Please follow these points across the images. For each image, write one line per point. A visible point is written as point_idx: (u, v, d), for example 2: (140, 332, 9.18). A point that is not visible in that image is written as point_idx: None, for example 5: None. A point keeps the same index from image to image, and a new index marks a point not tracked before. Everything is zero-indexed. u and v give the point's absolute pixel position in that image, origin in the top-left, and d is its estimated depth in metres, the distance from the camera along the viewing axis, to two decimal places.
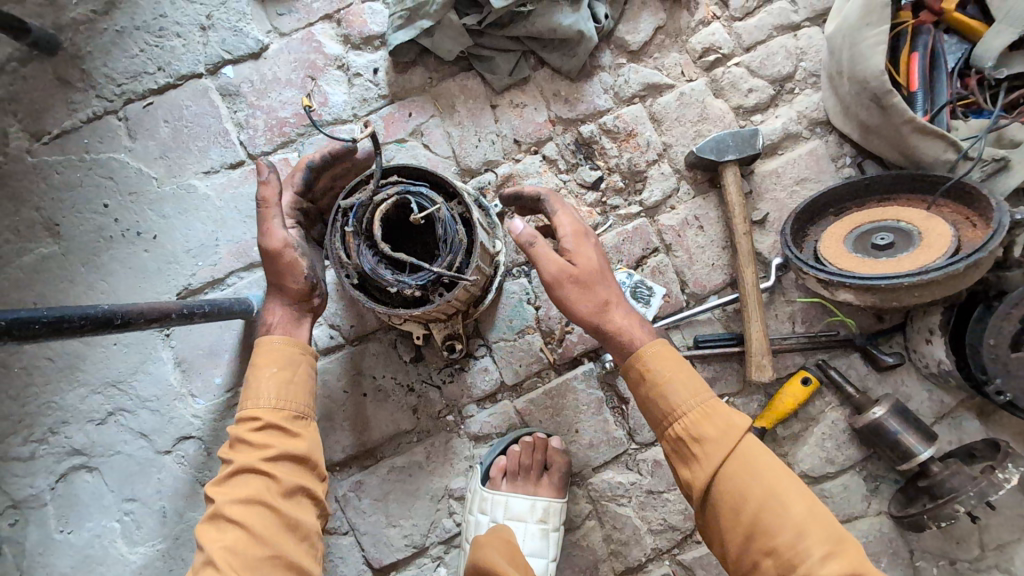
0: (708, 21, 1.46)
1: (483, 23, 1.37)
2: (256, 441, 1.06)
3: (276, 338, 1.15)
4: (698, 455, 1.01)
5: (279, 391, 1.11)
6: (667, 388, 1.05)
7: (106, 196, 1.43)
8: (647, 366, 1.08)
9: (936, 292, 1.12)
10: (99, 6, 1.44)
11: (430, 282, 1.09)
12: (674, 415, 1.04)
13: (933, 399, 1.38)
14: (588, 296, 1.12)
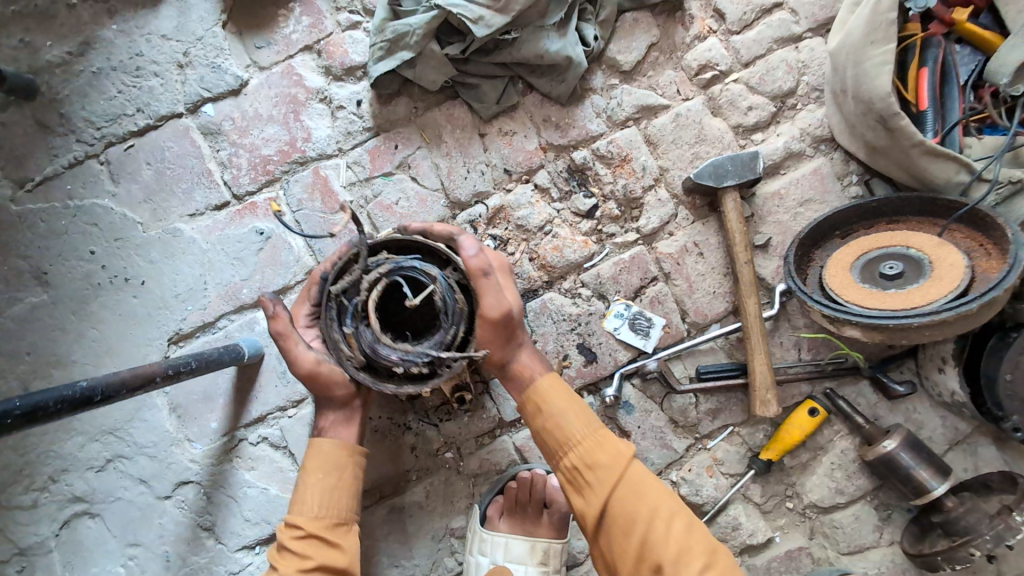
0: (704, 36, 1.39)
1: (468, 51, 1.29)
2: (298, 551, 1.06)
3: (326, 445, 1.13)
4: (590, 483, 1.04)
5: (325, 498, 1.10)
6: (560, 417, 1.08)
7: (92, 243, 1.40)
8: (541, 397, 1.10)
9: (947, 331, 1.06)
10: (74, 48, 1.40)
11: (434, 355, 1.05)
12: (569, 445, 1.06)
13: (946, 425, 1.33)
14: (510, 338, 1.11)
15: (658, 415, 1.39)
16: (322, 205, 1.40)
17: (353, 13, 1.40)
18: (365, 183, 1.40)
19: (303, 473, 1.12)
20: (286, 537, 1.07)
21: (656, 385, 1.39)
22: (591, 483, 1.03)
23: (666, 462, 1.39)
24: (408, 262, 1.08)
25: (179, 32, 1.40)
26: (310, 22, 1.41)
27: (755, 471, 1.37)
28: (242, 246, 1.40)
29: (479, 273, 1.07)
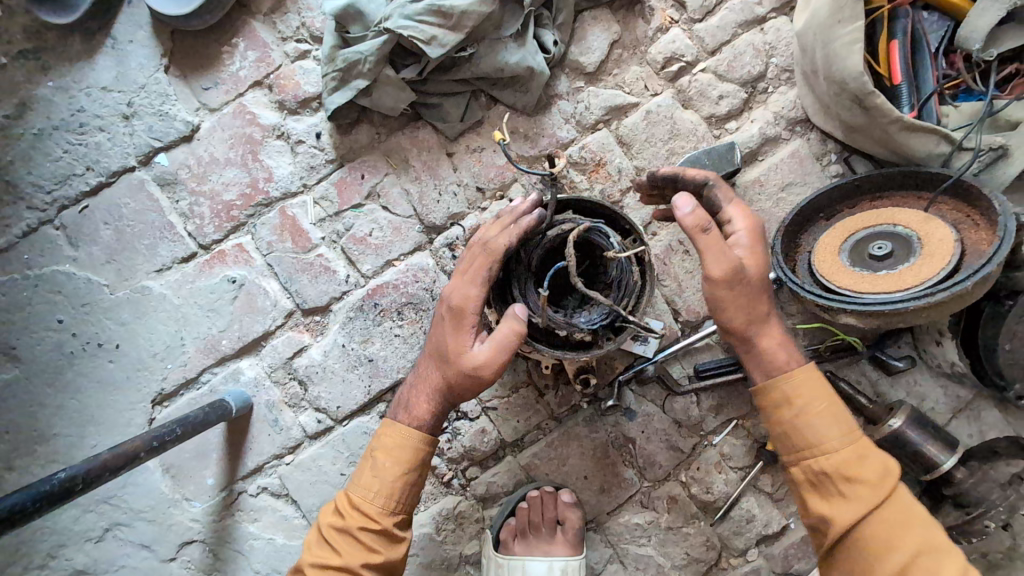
0: (666, 28, 1.34)
1: (425, 73, 1.24)
2: (353, 543, 0.96)
3: (422, 437, 1.00)
4: (841, 500, 0.95)
5: (393, 495, 0.98)
6: (813, 420, 0.98)
7: (58, 311, 1.34)
8: (783, 395, 1.00)
9: (941, 310, 1.06)
10: (10, 110, 1.33)
11: (603, 323, 1.00)
12: (821, 451, 0.97)
13: (948, 395, 1.32)
14: (749, 304, 1.01)
15: (661, 418, 1.37)
16: (294, 245, 1.35)
17: (301, 42, 1.34)
18: (336, 218, 1.35)
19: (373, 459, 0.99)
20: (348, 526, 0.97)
21: (655, 387, 1.37)
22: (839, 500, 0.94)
23: (674, 463, 1.38)
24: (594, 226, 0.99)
25: (119, 82, 1.33)
26: (257, 56, 1.34)
27: (764, 463, 1.37)
28: (216, 298, 1.35)
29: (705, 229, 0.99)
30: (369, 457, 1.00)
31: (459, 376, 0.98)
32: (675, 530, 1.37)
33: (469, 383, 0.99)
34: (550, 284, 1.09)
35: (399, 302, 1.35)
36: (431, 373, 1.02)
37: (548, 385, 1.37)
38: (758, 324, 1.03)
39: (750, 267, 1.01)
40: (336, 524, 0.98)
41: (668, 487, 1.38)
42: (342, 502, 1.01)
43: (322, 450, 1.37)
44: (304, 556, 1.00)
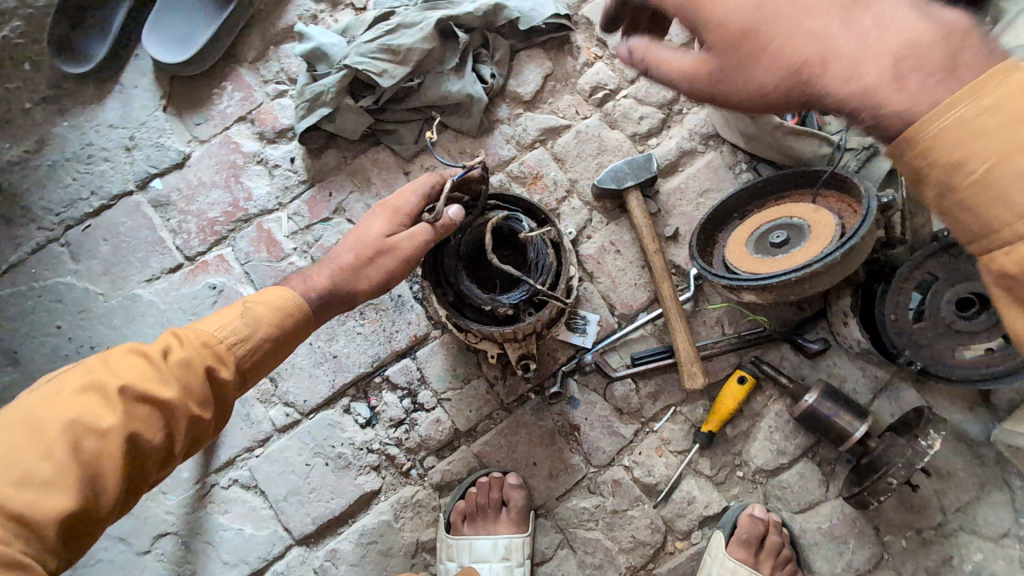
0: (592, 63, 1.56)
1: (380, 102, 1.45)
2: (185, 377, 0.87)
3: (308, 310, 1.00)
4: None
5: (253, 354, 0.94)
6: (1010, 170, 0.61)
7: (57, 318, 1.50)
8: (947, 153, 0.64)
9: (823, 279, 1.21)
10: (30, 146, 1.56)
11: (523, 299, 1.14)
12: (1015, 225, 0.62)
13: (867, 375, 1.41)
14: (783, 68, 0.74)
15: (604, 405, 1.47)
16: (268, 255, 1.52)
17: (280, 83, 1.57)
18: (306, 230, 1.53)
19: (251, 307, 0.95)
20: (192, 361, 0.88)
21: (595, 377, 1.48)
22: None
23: (617, 448, 1.46)
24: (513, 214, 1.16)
25: (124, 120, 1.56)
26: (242, 96, 1.57)
27: (700, 445, 1.44)
28: (197, 302, 1.51)
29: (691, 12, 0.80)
30: (243, 303, 0.96)
31: (371, 257, 1.05)
32: (621, 514, 1.44)
33: (379, 263, 1.05)
34: (478, 270, 1.21)
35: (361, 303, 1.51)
36: (343, 254, 1.05)
37: (496, 376, 1.49)
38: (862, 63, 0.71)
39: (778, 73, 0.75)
40: (172, 355, 0.87)
41: (613, 472, 1.46)
42: (185, 332, 0.90)
43: (289, 442, 1.48)
44: (99, 372, 0.84)
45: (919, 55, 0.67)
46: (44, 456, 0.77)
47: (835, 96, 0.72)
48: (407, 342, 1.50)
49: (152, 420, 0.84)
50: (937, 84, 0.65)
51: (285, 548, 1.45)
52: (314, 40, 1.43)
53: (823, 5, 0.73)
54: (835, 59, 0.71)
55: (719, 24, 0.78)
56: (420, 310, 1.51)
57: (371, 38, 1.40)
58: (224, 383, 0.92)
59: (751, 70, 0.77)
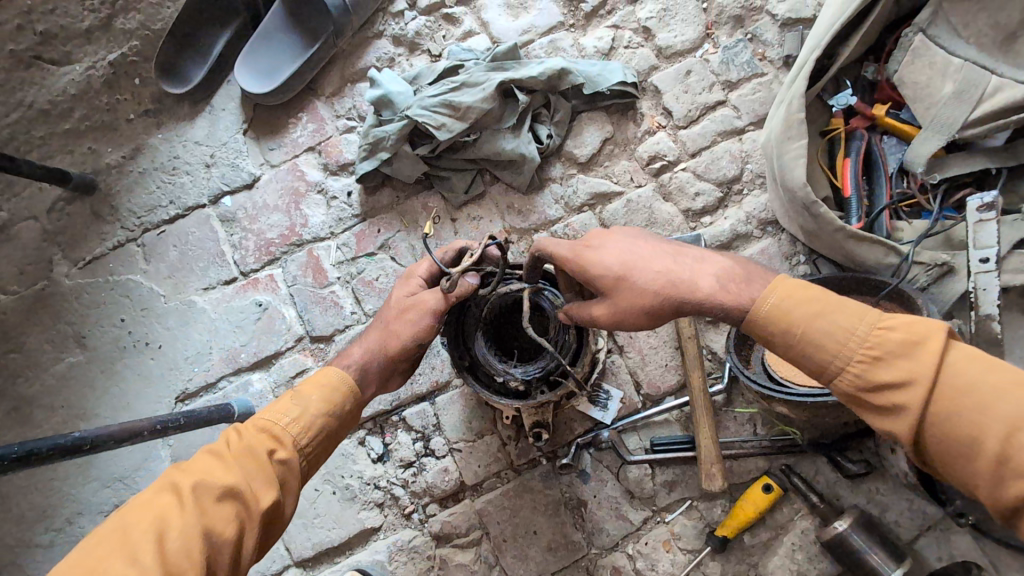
0: (654, 131, 1.52)
1: (437, 151, 1.48)
2: (248, 466, 0.91)
3: (352, 380, 1.04)
4: (892, 392, 0.83)
5: (309, 432, 0.97)
6: (818, 325, 0.88)
7: (122, 311, 1.64)
8: (783, 321, 0.90)
9: None
10: (128, 153, 1.73)
11: (537, 375, 1.13)
12: (840, 354, 0.87)
13: (913, 509, 1.27)
14: (660, 292, 0.95)
15: (614, 486, 1.41)
16: (313, 281, 1.60)
17: (349, 120, 1.65)
18: (351, 262, 1.59)
19: (299, 391, 1.00)
20: (251, 446, 0.92)
21: (610, 455, 1.42)
22: (887, 376, 0.83)
23: (623, 533, 1.40)
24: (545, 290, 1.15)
25: (208, 139, 1.69)
26: (314, 128, 1.66)
27: (712, 548, 1.34)
28: (243, 316, 1.60)
29: (569, 261, 1.01)
30: (291, 390, 1.01)
31: (397, 315, 1.10)
32: None
33: (409, 318, 1.08)
34: (499, 336, 1.21)
35: None
36: (373, 326, 1.12)
37: (510, 436, 1.47)
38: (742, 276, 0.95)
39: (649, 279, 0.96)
40: (235, 445, 0.93)
41: (615, 557, 1.39)
42: (244, 424, 0.97)
43: None
44: (175, 475, 0.90)
45: (736, 275, 0.95)
46: (129, 563, 0.80)
47: (721, 304, 0.93)
48: (428, 386, 1.51)
49: (226, 518, 0.86)
50: (752, 290, 0.93)
51: (283, 567, 1.49)
52: (383, 87, 1.49)
53: (656, 252, 0.97)
54: (703, 279, 0.94)
55: (597, 274, 0.98)
56: (445, 356, 1.52)
57: (436, 92, 1.44)
58: (286, 463, 0.94)
59: (638, 296, 0.95)
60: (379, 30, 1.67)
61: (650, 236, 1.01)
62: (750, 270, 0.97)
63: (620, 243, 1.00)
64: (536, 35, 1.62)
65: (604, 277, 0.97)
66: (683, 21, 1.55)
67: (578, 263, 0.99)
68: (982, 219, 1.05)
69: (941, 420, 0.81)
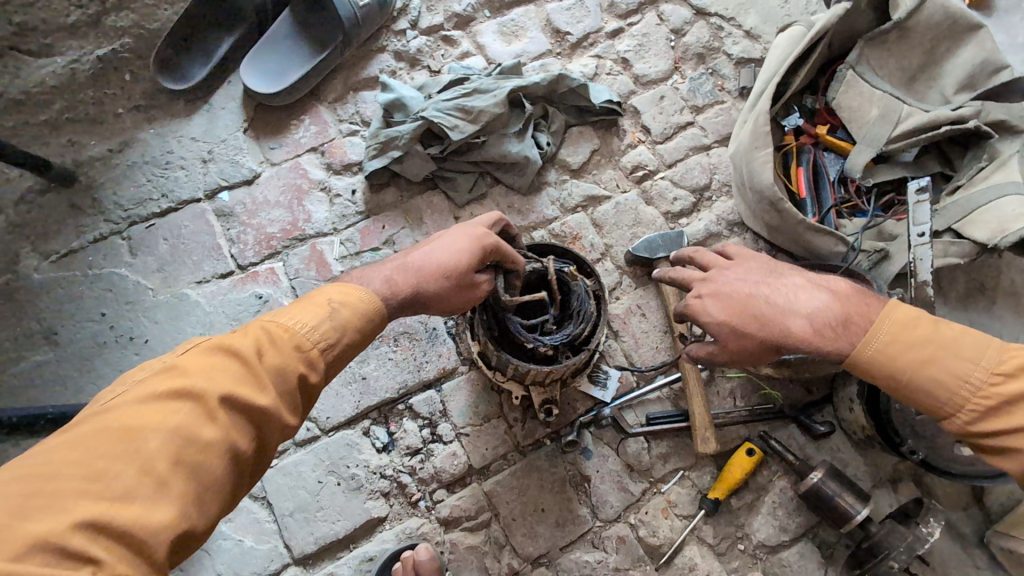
0: (635, 144, 1.74)
1: (445, 152, 1.61)
2: (274, 382, 0.89)
3: (386, 312, 1.05)
4: (1007, 435, 0.97)
5: (336, 358, 0.97)
6: (930, 375, 1.01)
7: (104, 306, 1.58)
8: (891, 371, 1.04)
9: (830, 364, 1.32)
10: (115, 146, 1.70)
11: (564, 340, 1.26)
12: (954, 400, 1.01)
13: (871, 464, 1.47)
14: (760, 334, 1.10)
15: (615, 460, 1.52)
16: (316, 274, 1.62)
17: (352, 124, 1.73)
18: (355, 256, 1.63)
19: (331, 308, 0.97)
20: (285, 367, 0.90)
21: (610, 432, 1.53)
22: (999, 424, 0.98)
23: (624, 505, 1.49)
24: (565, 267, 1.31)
25: (205, 136, 1.70)
26: (317, 130, 1.72)
27: (705, 512, 1.47)
28: (241, 309, 1.59)
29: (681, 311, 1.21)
30: (319, 300, 0.98)
31: (457, 287, 1.13)
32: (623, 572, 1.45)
33: (464, 295, 1.15)
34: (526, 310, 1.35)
35: (398, 330, 1.60)
36: (429, 273, 1.10)
37: (516, 418, 1.54)
38: (832, 315, 1.07)
39: (745, 328, 1.11)
40: (266, 356, 0.89)
41: (619, 528, 1.48)
42: (274, 331, 0.92)
43: (304, 456, 1.51)
44: (193, 377, 0.84)
45: (832, 321, 1.07)
46: (142, 473, 0.76)
47: (821, 347, 1.07)
48: (435, 373, 1.57)
49: (246, 429, 0.85)
50: (852, 335, 1.06)
51: (282, 566, 1.44)
52: (397, 92, 1.62)
53: (750, 294, 1.13)
54: (798, 317, 1.08)
55: (705, 321, 1.16)
56: (451, 345, 1.59)
57: (449, 98, 1.57)
58: (312, 386, 0.94)
59: (743, 339, 1.11)
60: (382, 45, 1.78)
61: (743, 282, 1.15)
62: (855, 306, 1.08)
63: (727, 285, 1.17)
64: (528, 59, 1.80)
65: (712, 324, 1.15)
66: (655, 55, 1.80)
67: (688, 306, 1.20)
68: (918, 200, 1.30)
69: None
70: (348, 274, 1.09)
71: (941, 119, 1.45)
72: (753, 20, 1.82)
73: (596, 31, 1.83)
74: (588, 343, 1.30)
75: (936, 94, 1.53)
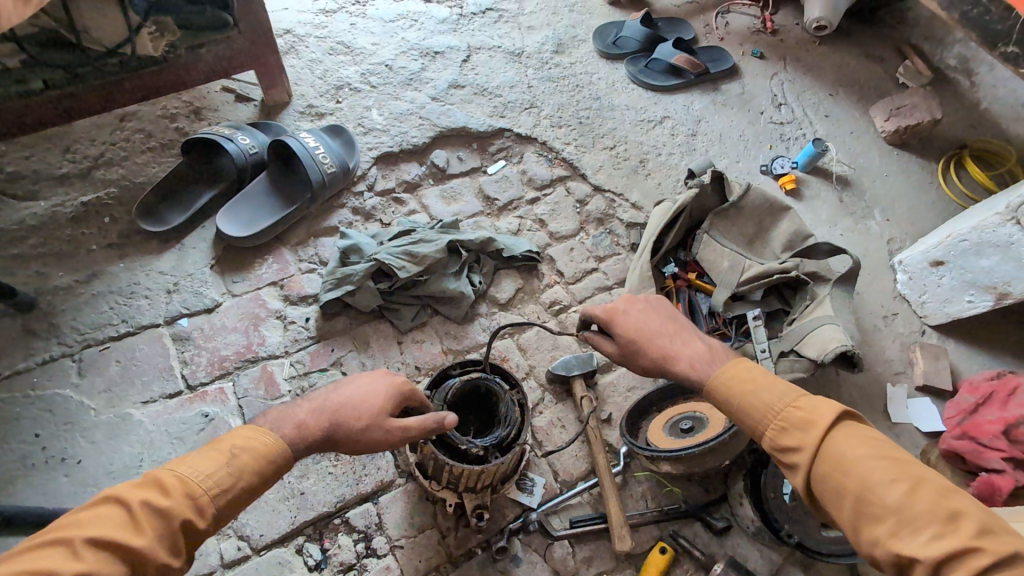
0: (552, 284, 2.12)
1: (393, 287, 1.89)
2: (157, 525, 0.99)
3: (288, 450, 1.18)
4: (793, 454, 1.19)
5: (228, 503, 1.09)
6: (748, 398, 1.27)
7: (39, 426, 1.60)
8: (726, 390, 1.31)
9: (716, 456, 1.60)
10: (81, 277, 1.85)
11: (493, 443, 1.47)
12: (761, 421, 1.25)
13: (766, 556, 1.65)
14: (653, 354, 1.44)
15: (543, 566, 1.60)
16: (264, 393, 1.74)
17: (311, 264, 2.00)
18: (303, 376, 1.79)
19: (231, 455, 1.11)
20: (170, 510, 1.01)
21: (537, 537, 1.63)
22: (788, 445, 1.19)
23: None
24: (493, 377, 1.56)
25: (173, 270, 1.91)
26: (278, 267, 1.98)
27: None
28: (185, 427, 1.66)
29: (605, 317, 1.53)
30: (222, 445, 1.12)
31: (374, 426, 1.27)
32: None
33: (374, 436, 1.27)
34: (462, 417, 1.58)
35: None
36: (351, 410, 1.26)
37: (449, 527, 1.61)
38: (711, 353, 1.41)
39: (644, 353, 1.46)
40: (157, 505, 1.00)
41: None
42: (170, 480, 1.04)
43: None
44: (82, 525, 0.95)
45: (705, 358, 1.39)
46: None
47: (689, 376, 1.38)
48: (373, 486, 1.64)
49: (117, 567, 0.94)
50: (713, 365, 1.38)
51: None
52: (353, 239, 1.95)
53: (661, 327, 1.47)
54: (681, 359, 1.40)
55: (620, 327, 1.49)
56: (390, 458, 1.68)
57: (398, 244, 1.91)
58: (198, 531, 1.04)
59: (639, 355, 1.46)
60: (343, 202, 2.15)
61: (656, 315, 1.50)
62: (720, 358, 1.40)
63: (637, 317, 1.49)
64: (464, 217, 2.22)
65: (620, 334, 1.49)
66: (565, 217, 2.29)
67: (609, 319, 1.52)
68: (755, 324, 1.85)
69: (822, 479, 1.14)
70: (269, 414, 1.23)
71: (771, 270, 1.94)
72: (636, 195, 2.38)
73: (518, 198, 2.31)
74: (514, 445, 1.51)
75: (769, 252, 2.08)
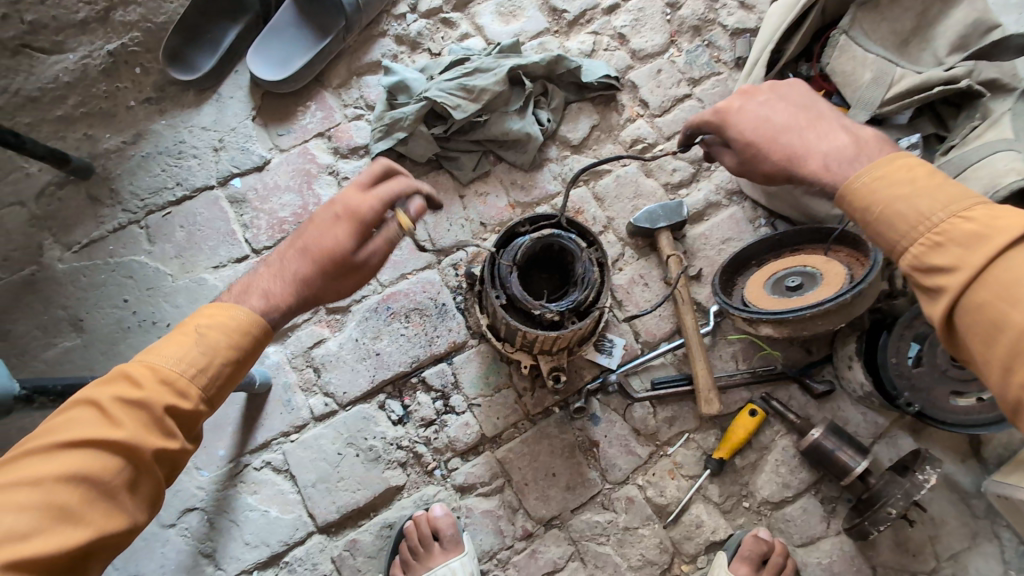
0: (634, 119, 1.77)
1: (449, 131, 1.66)
2: (138, 416, 0.85)
3: (266, 322, 0.98)
4: (940, 276, 0.88)
5: (218, 379, 0.92)
6: (897, 208, 0.92)
7: (126, 292, 1.64)
8: (866, 199, 0.96)
9: (832, 319, 1.38)
10: (128, 139, 1.75)
11: (571, 307, 1.33)
12: (908, 236, 0.91)
13: (869, 420, 1.51)
14: (779, 160, 1.07)
15: (622, 425, 1.55)
16: None
17: (357, 108, 1.77)
18: None
19: (202, 331, 0.92)
20: (149, 399, 0.85)
21: (617, 398, 1.57)
22: (940, 263, 0.88)
23: (632, 467, 1.53)
24: (568, 233, 1.37)
25: (216, 124, 1.76)
26: (323, 115, 1.77)
27: (711, 471, 1.51)
28: None
29: (716, 125, 1.17)
30: (185, 328, 0.93)
31: (340, 268, 1.03)
32: (632, 531, 1.49)
33: (352, 278, 1.07)
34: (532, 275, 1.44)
35: (408, 308, 1.62)
36: (308, 268, 1.02)
37: (526, 387, 1.58)
38: (857, 148, 1.02)
39: (766, 158, 1.09)
40: (129, 397, 0.85)
41: (628, 489, 1.52)
42: (139, 370, 0.87)
43: (323, 430, 1.55)
44: (49, 432, 0.81)
45: (846, 154, 1.02)
46: None
47: (818, 181, 1.03)
48: (446, 347, 1.60)
49: (107, 469, 0.82)
50: (856, 166, 1.00)
51: (307, 534, 1.48)
52: (399, 75, 1.68)
53: (790, 121, 1.08)
54: (813, 155, 1.04)
55: (735, 132, 1.13)
56: (461, 319, 1.63)
57: (450, 78, 1.63)
58: (188, 414, 0.89)
59: (760, 163, 1.10)
60: (384, 29, 1.82)
61: (791, 106, 1.11)
62: (869, 151, 1.01)
63: (759, 111, 1.12)
64: (527, 38, 1.83)
65: (736, 138, 1.13)
66: (651, 29, 1.83)
67: (722, 122, 1.16)
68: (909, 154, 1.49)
69: (974, 309, 0.85)
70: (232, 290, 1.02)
71: (933, 80, 1.47)
72: None
73: (591, 8, 1.86)
74: (592, 308, 1.37)
75: (929, 56, 1.55)
